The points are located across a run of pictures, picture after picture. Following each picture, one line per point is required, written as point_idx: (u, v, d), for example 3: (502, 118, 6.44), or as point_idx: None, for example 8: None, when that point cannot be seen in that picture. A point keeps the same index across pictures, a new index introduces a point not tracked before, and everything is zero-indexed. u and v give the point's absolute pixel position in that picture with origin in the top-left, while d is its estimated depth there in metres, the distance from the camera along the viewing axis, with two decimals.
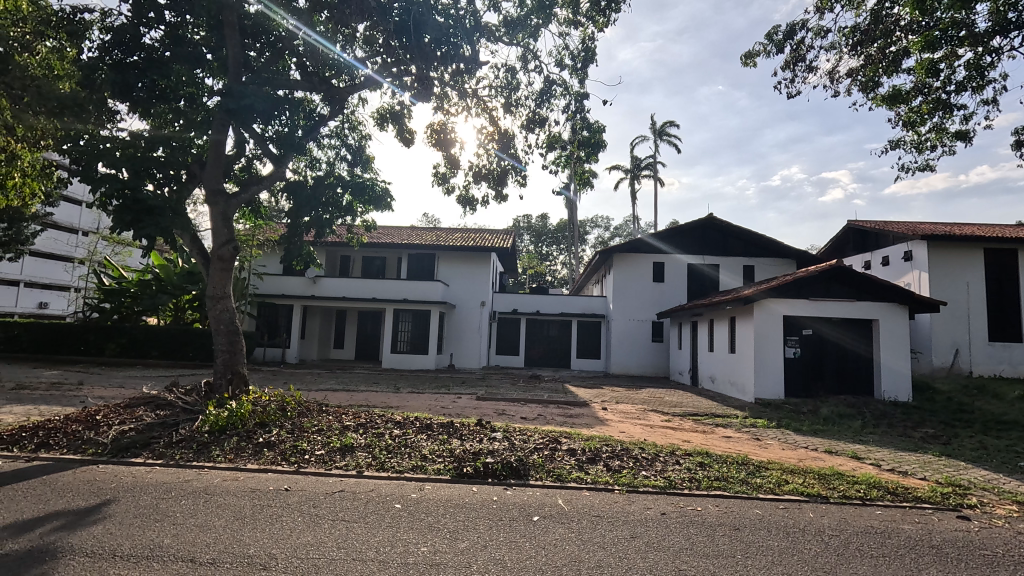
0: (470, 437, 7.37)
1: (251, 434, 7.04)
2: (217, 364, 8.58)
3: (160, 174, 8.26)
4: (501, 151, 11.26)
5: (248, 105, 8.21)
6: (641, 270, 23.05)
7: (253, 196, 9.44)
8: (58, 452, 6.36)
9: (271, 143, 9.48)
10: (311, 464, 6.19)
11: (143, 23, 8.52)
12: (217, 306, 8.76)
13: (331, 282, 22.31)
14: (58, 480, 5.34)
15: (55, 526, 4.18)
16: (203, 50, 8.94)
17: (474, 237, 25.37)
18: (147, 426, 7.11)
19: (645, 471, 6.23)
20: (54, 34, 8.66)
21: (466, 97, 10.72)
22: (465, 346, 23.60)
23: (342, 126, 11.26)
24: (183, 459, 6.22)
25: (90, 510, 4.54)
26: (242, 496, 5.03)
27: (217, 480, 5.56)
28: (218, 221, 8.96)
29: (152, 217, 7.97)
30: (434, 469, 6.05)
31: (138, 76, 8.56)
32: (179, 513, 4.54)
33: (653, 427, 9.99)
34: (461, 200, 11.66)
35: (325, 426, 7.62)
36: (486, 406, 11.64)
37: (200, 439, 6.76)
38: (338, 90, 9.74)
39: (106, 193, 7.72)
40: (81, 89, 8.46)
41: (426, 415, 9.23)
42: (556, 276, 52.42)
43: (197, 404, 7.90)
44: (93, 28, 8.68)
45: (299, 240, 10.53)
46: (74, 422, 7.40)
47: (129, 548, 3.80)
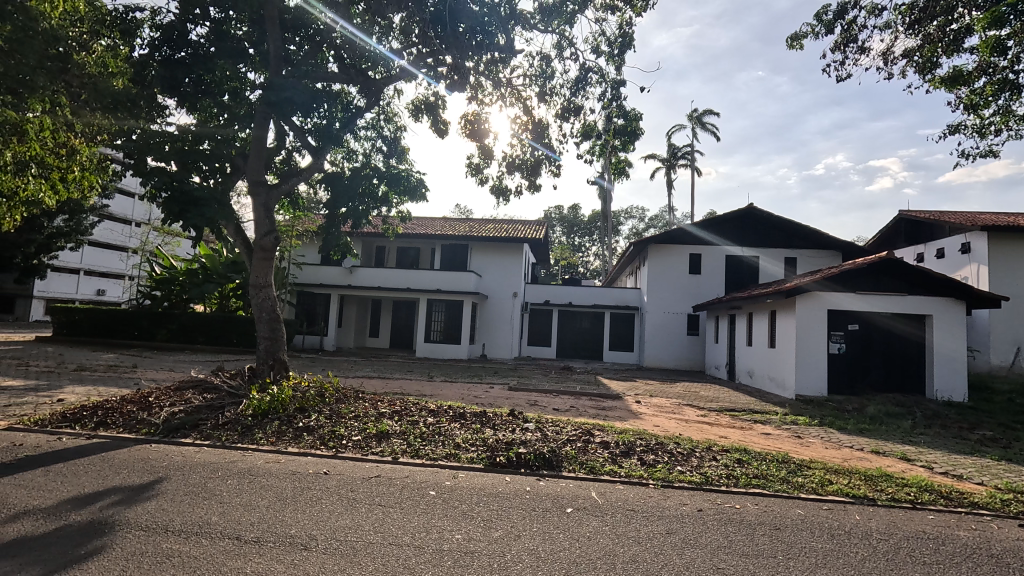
0: (503, 427, 7.39)
1: (292, 418, 7.29)
2: (260, 350, 8.89)
3: (206, 167, 8.60)
4: (535, 141, 11.18)
5: (289, 97, 8.40)
6: (677, 262, 22.56)
7: (292, 188, 9.68)
8: (115, 431, 6.75)
9: (310, 136, 9.66)
10: (349, 449, 6.36)
11: (190, 20, 8.66)
12: (260, 294, 9.04)
13: (367, 272, 22.81)
14: (115, 457, 5.68)
15: (113, 500, 4.43)
16: (245, 45, 9.13)
17: (507, 227, 25.42)
18: (195, 408, 7.45)
19: (680, 466, 6.12)
20: (108, 33, 9.30)
21: (500, 87, 10.65)
22: (497, 336, 23.75)
23: (378, 117, 11.37)
24: (229, 441, 6.49)
25: (145, 486, 4.79)
26: (284, 478, 5.21)
27: (261, 462, 5.77)
28: (261, 211, 9.23)
29: (199, 208, 8.22)
30: (468, 458, 6.10)
31: (185, 71, 8.78)
32: (225, 492, 4.74)
33: (688, 422, 9.80)
34: (494, 190, 11.67)
35: (362, 412, 7.81)
36: (518, 396, 11.68)
37: (244, 422, 7.04)
38: (374, 82, 9.86)
39: (156, 185, 8.05)
40: (132, 86, 9.06)
41: (459, 404, 9.34)
42: (588, 267, 52.26)
43: (241, 389, 8.23)
44: (144, 26, 8.91)
45: (336, 230, 10.72)
46: (129, 403, 7.83)
47: (181, 524, 3.99)
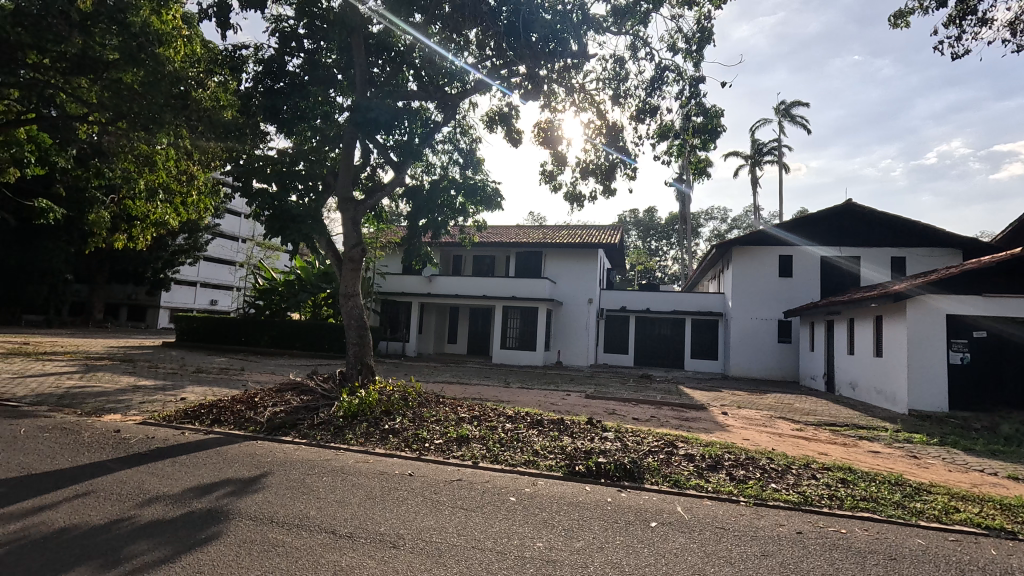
0: (581, 435, 7.29)
1: (379, 420, 7.67)
2: (349, 355, 9.46)
3: (301, 186, 9.28)
4: (609, 145, 11.02)
5: (374, 117, 8.93)
6: (764, 264, 21.17)
7: (377, 203, 10.22)
8: (227, 427, 7.47)
9: (392, 152, 10.20)
10: (432, 452, 6.56)
11: (287, 52, 9.45)
12: (349, 302, 9.60)
13: (445, 281, 23.55)
14: (228, 451, 6.28)
15: (227, 491, 4.90)
16: (334, 71, 9.84)
17: (581, 233, 25.21)
18: (294, 409, 8.07)
19: (774, 483, 5.70)
20: (220, 71, 10.45)
21: (573, 93, 10.63)
22: (573, 343, 23.55)
23: (455, 131, 11.76)
24: (323, 440, 6.96)
25: (253, 480, 5.24)
26: (373, 478, 5.48)
27: (352, 461, 6.12)
28: (349, 225, 9.83)
29: (297, 224, 8.91)
30: (547, 465, 6.08)
31: (282, 100, 9.57)
32: (321, 488, 5.07)
33: (782, 436, 9.12)
34: (569, 197, 11.61)
35: (443, 416, 8.04)
36: (596, 404, 11.49)
37: (336, 423, 7.52)
38: (450, 97, 10.23)
39: (259, 205, 8.85)
40: (240, 117, 9.93)
41: (537, 411, 9.35)
42: (666, 272, 50.49)
43: (333, 392, 8.80)
44: (249, 62, 9.90)
45: (417, 241, 11.18)
46: (238, 402, 8.64)
47: (285, 516, 4.32)
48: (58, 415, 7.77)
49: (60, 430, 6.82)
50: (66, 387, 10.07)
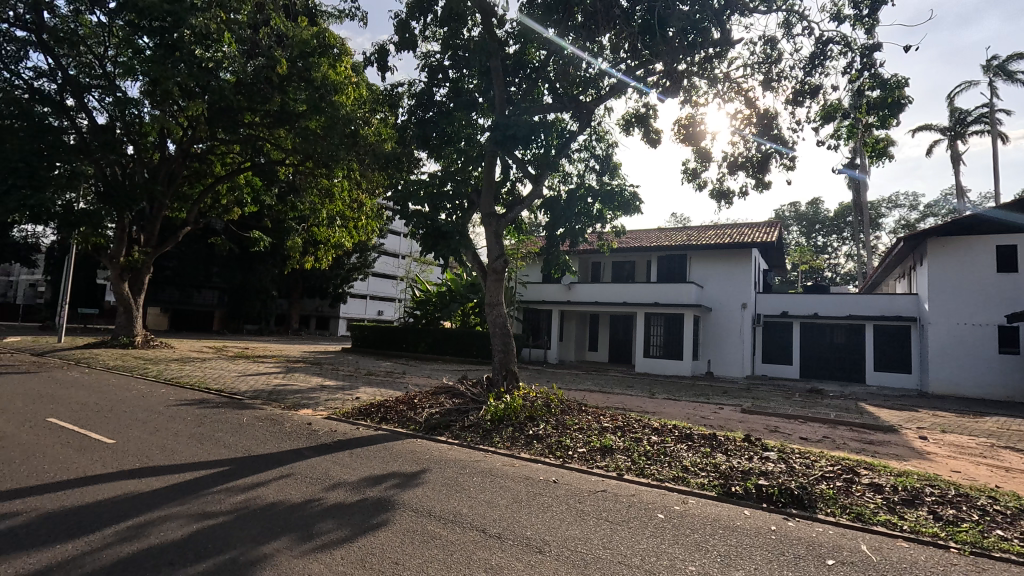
0: (737, 453, 6.67)
1: (523, 426, 7.91)
2: (495, 362, 9.94)
3: (449, 206, 10.10)
4: (760, 135, 10.05)
5: (513, 134, 9.31)
6: (976, 258, 17.31)
7: (517, 216, 10.62)
8: (392, 425, 8.36)
9: (530, 165, 10.55)
10: (576, 460, 6.57)
11: (435, 84, 10.34)
12: (493, 311, 10.10)
13: (585, 288, 23.52)
14: (393, 447, 7.02)
15: (394, 483, 5.48)
16: (476, 95, 10.50)
17: (731, 232, 23.28)
18: (448, 411, 8.73)
19: (998, 529, 4.59)
20: (382, 108, 11.86)
21: (717, 83, 9.93)
22: (725, 352, 21.76)
23: (590, 138, 11.76)
24: (473, 441, 7.39)
25: (414, 475, 5.78)
26: (519, 482, 5.67)
27: (499, 464, 6.39)
28: (492, 238, 10.35)
29: (447, 240, 9.73)
30: (699, 483, 5.68)
31: (432, 128, 10.55)
32: (472, 488, 5.40)
33: (1010, 471, 7.30)
34: (715, 195, 10.84)
35: (586, 425, 8.01)
36: (754, 420, 10.45)
37: (485, 426, 7.95)
38: (585, 105, 10.27)
39: (415, 225, 9.80)
40: (398, 148, 11.14)
41: (685, 424, 8.81)
42: (838, 272, 44.12)
43: (481, 396, 9.33)
44: (404, 98, 11.09)
45: (556, 250, 11.37)
46: (401, 403, 9.61)
47: (441, 511, 4.68)
48: (268, 407, 9.45)
49: (270, 421, 8.30)
50: (273, 384, 12.25)
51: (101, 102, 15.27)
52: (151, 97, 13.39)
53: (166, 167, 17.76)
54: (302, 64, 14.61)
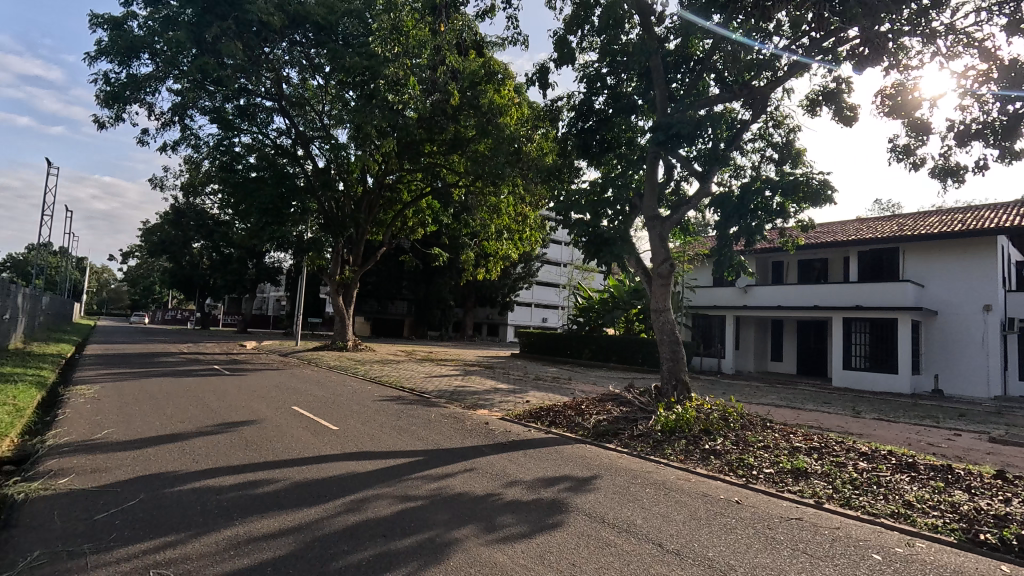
0: (985, 492, 5.35)
1: (698, 440, 7.44)
2: (664, 370, 9.54)
3: (610, 212, 10.01)
4: (1005, 92, 7.98)
5: (677, 131, 8.87)
6: None
7: (683, 217, 10.04)
8: (561, 429, 8.58)
9: (696, 162, 9.97)
10: (762, 482, 5.95)
11: (594, 92, 10.38)
12: (660, 317, 9.71)
13: (765, 291, 21.22)
14: (564, 451, 7.21)
15: (566, 486, 5.62)
16: (636, 97, 10.29)
17: (963, 217, 18.82)
18: (616, 418, 8.63)
19: None
20: (544, 124, 12.32)
21: (936, 39, 8.20)
22: (960, 366, 17.57)
23: (766, 125, 10.65)
24: (643, 452, 7.21)
25: (586, 480, 5.85)
26: (697, 498, 5.35)
27: (673, 477, 6.11)
28: (656, 242, 9.91)
29: (609, 247, 9.72)
30: (928, 524, 4.70)
31: (592, 136, 10.64)
32: (645, 499, 5.26)
33: None
34: (938, 173, 8.92)
35: (772, 443, 7.20)
36: (1010, 452, 8.25)
37: (655, 437, 7.68)
38: (759, 90, 9.35)
39: (577, 233, 9.90)
40: (560, 159, 11.44)
41: (906, 451, 7.34)
42: None
43: (650, 405, 9.04)
44: (563, 111, 11.43)
45: (729, 250, 10.51)
46: (569, 408, 9.80)
47: (614, 519, 4.66)
48: (451, 406, 10.47)
49: (453, 418, 9.18)
50: (454, 386, 13.53)
51: (321, 149, 18.88)
52: (356, 140, 16.21)
53: (367, 199, 20.85)
54: (471, 93, 15.99)
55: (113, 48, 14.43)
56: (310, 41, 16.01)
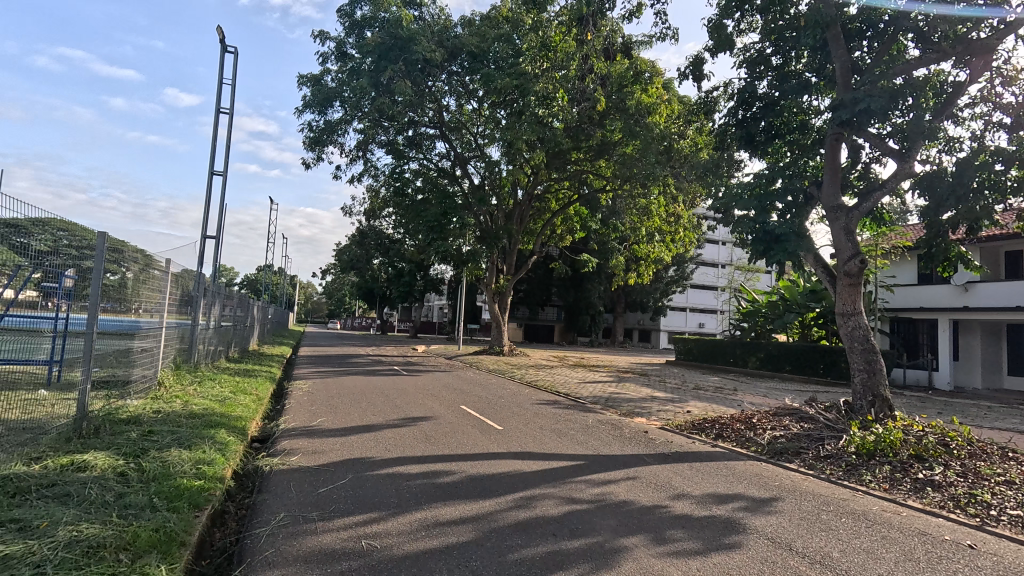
0: None
1: (908, 467, 6.29)
2: (855, 384, 8.29)
3: (781, 204, 8.86)
4: None
5: (866, 106, 7.62)
6: None
7: (876, 204, 8.56)
8: (730, 443, 7.96)
9: (891, 139, 8.51)
10: (1004, 525, 4.83)
11: (756, 77, 9.46)
12: (847, 322, 8.45)
13: (995, 288, 17.10)
14: (736, 467, 6.67)
15: (741, 505, 5.21)
16: (807, 75, 9.23)
17: None
18: (795, 435, 7.73)
19: None
20: (698, 116, 11.50)
21: None
22: None
23: (991, 85, 8.66)
24: (833, 476, 6.34)
25: (765, 501, 5.35)
26: (911, 535, 4.54)
27: (876, 508, 5.27)
28: (841, 235, 8.56)
29: (782, 244, 8.63)
30: None
31: (757, 122, 9.59)
32: (842, 529, 4.63)
33: None
34: None
35: (1018, 479, 5.78)
36: None
37: (849, 459, 6.70)
38: (978, 44, 7.66)
39: (742, 231, 8.95)
40: (718, 153, 10.56)
41: None
42: None
43: (839, 423, 7.91)
44: (721, 102, 10.62)
45: (941, 240, 8.75)
46: (738, 421, 9.04)
47: (804, 547, 4.19)
48: (608, 413, 10.39)
49: (611, 425, 9.10)
50: (609, 392, 13.39)
51: (477, 167, 20.36)
52: (507, 155, 17.21)
53: (518, 210, 21.78)
54: (618, 96, 15.87)
55: (313, 101, 17.34)
56: (465, 69, 17.49)
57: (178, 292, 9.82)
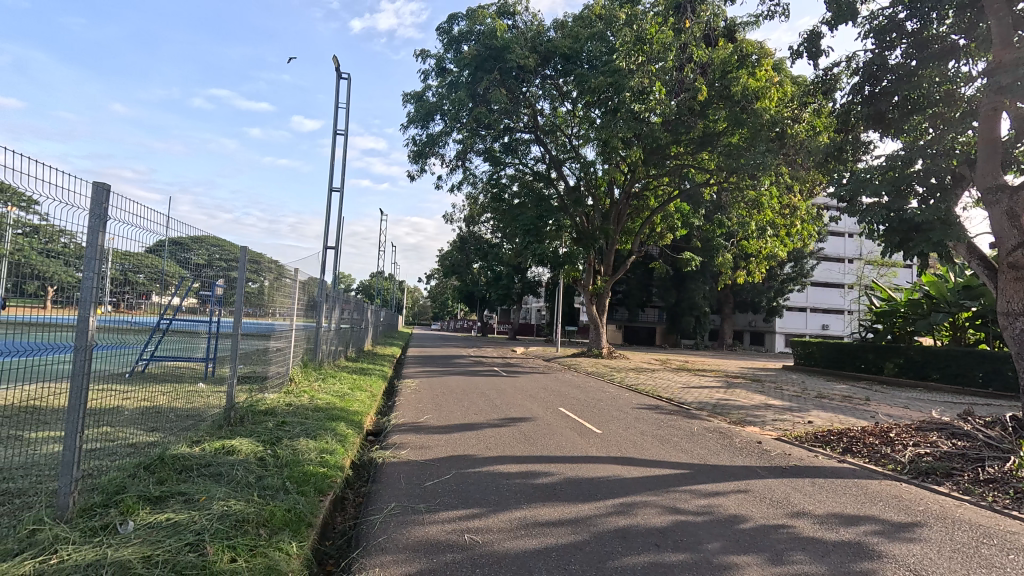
0: None
1: None
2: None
3: (922, 188, 7.75)
4: None
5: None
6: None
7: None
8: (861, 460, 7.09)
9: None
10: None
11: (886, 47, 8.38)
12: (1014, 324, 7.17)
13: None
14: (868, 486, 5.94)
15: (875, 529, 4.64)
16: (953, 38, 7.98)
17: None
18: (946, 455, 6.70)
19: None
20: (816, 96, 10.47)
21: None
22: None
23: None
24: (998, 504, 5.39)
25: (904, 526, 4.71)
26: None
27: None
28: (1003, 220, 7.24)
29: (923, 233, 7.61)
30: None
31: (889, 99, 8.48)
32: (1008, 568, 3.93)
33: None
34: None
35: None
36: None
37: (1019, 487, 5.65)
38: None
39: (872, 221, 7.95)
40: (840, 135, 9.53)
41: None
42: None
43: (1005, 442, 6.71)
44: (842, 79, 9.56)
45: None
46: (871, 435, 8.03)
47: None
48: (716, 420, 9.77)
49: (719, 433, 8.55)
50: (717, 398, 12.59)
51: (572, 169, 20.28)
52: (603, 154, 16.96)
53: (616, 209, 21.37)
54: (721, 83, 15.33)
55: (417, 116, 18.45)
56: (558, 72, 17.57)
57: (305, 298, 10.97)
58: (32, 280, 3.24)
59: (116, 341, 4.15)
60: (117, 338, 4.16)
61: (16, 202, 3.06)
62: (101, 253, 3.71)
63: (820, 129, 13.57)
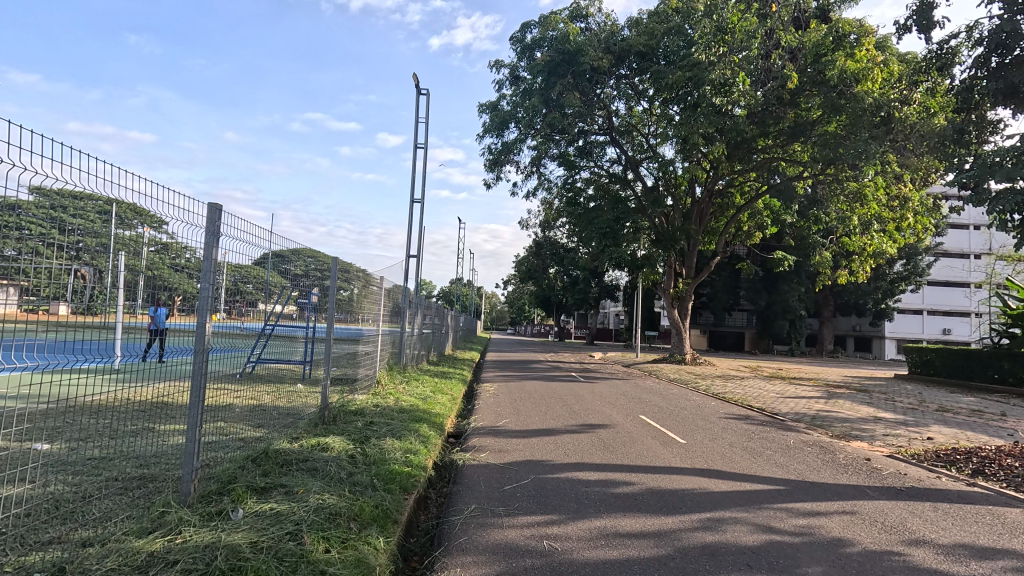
0: None
1: None
2: None
3: None
4: None
5: None
6: None
7: None
8: (997, 484, 6.17)
9: None
10: None
11: (1017, 11, 7.29)
12: None
13: None
14: (1006, 515, 5.16)
15: (1016, 565, 4.01)
16: None
17: None
18: None
19: None
20: (930, 74, 9.40)
21: None
22: None
23: None
24: None
25: None
26: None
27: None
28: None
29: None
30: None
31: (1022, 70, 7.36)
32: None
33: None
34: None
35: None
36: None
37: None
38: None
39: (1003, 210, 6.92)
40: (959, 114, 8.41)
41: None
42: None
43: None
44: (961, 53, 8.49)
45: None
46: (1008, 456, 6.98)
47: None
48: (815, 433, 8.98)
49: (820, 448, 7.84)
50: (816, 409, 11.56)
51: (649, 168, 19.71)
52: (683, 151, 16.29)
53: (698, 208, 20.40)
54: (814, 68, 14.26)
55: (492, 125, 18.84)
56: (634, 70, 17.16)
57: (389, 305, 11.52)
58: (162, 291, 3.68)
59: (227, 346, 4.59)
60: (227, 342, 4.60)
61: (150, 223, 3.53)
62: (215, 266, 4.15)
63: (935, 110, 12.12)
